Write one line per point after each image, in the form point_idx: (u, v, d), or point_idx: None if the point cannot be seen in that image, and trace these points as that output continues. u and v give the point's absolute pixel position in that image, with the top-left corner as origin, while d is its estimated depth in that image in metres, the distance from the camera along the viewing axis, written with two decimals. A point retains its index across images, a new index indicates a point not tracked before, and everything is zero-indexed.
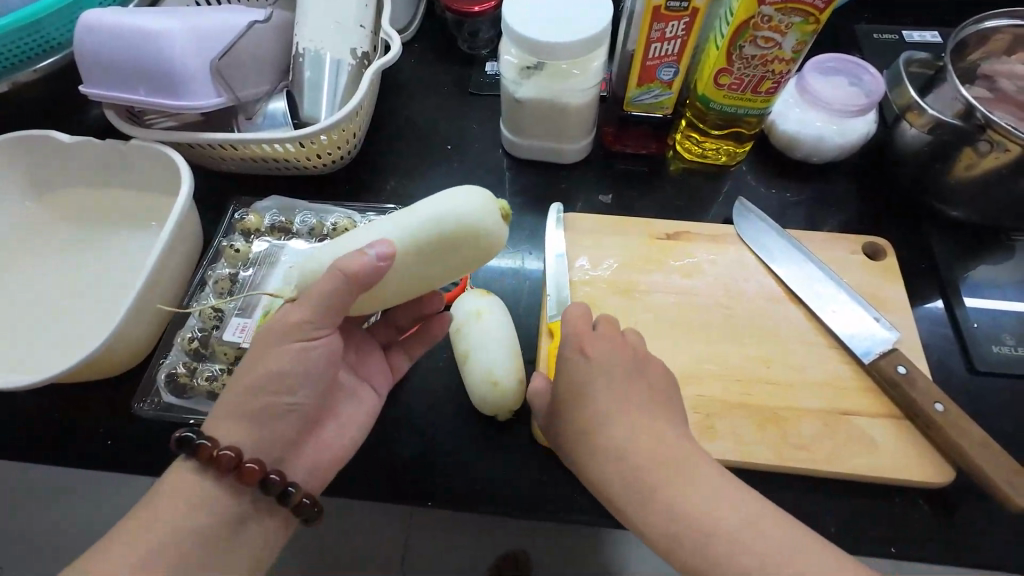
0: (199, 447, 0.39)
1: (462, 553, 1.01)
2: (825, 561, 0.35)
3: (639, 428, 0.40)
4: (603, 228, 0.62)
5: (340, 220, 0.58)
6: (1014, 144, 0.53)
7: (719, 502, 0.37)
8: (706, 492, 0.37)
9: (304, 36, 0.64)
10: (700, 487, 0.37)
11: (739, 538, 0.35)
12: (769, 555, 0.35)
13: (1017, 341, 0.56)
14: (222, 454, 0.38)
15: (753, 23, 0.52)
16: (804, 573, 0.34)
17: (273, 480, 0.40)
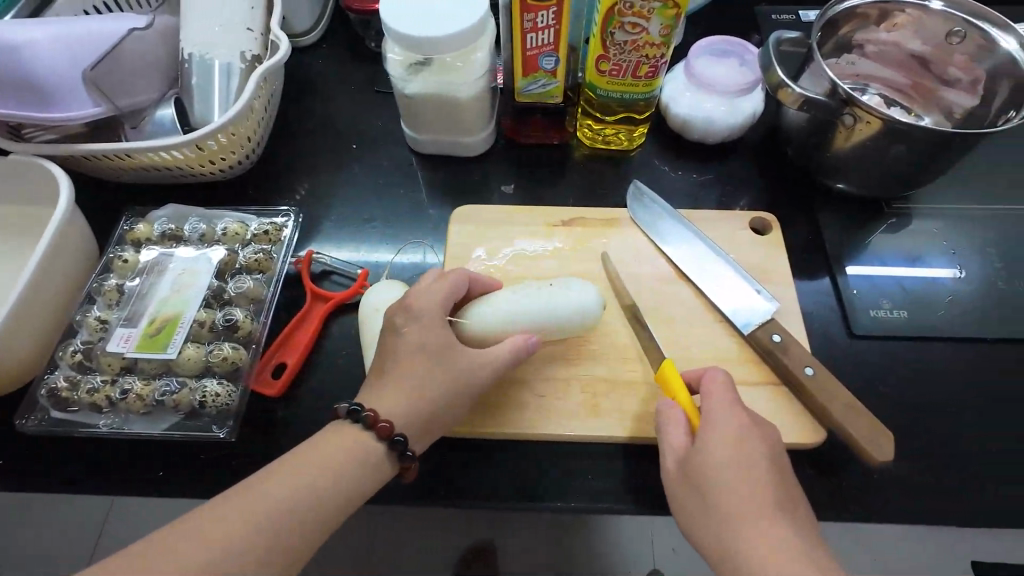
0: (370, 419, 0.45)
1: (417, 547, 1.03)
2: (813, 556, 0.38)
3: (715, 432, 0.43)
4: (500, 219, 0.64)
5: (231, 224, 0.59)
6: (872, 116, 0.55)
7: (735, 504, 0.40)
8: (749, 496, 0.40)
9: (189, 41, 0.63)
10: (751, 491, 0.40)
11: (746, 539, 0.38)
12: (769, 551, 0.38)
13: (892, 305, 0.60)
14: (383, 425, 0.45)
15: (618, 10, 0.53)
16: (791, 566, 0.37)
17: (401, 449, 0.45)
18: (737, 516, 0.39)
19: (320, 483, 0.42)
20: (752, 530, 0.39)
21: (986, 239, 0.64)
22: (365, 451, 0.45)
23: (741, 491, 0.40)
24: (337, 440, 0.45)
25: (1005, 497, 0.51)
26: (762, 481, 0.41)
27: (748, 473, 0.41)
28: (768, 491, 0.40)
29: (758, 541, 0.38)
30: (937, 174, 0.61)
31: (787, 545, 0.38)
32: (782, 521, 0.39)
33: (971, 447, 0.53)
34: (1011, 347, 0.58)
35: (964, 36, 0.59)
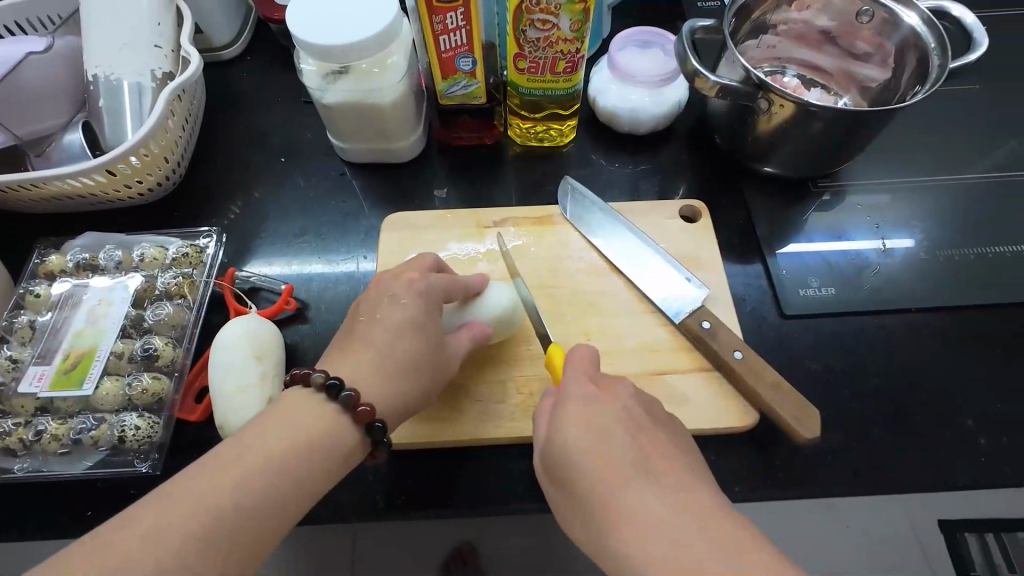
0: (351, 400, 0.42)
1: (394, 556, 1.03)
2: (683, 525, 0.34)
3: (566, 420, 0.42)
4: (430, 223, 0.65)
5: (149, 250, 0.57)
6: (785, 99, 0.56)
7: (591, 488, 0.37)
8: (602, 475, 0.38)
9: (93, 62, 0.61)
10: (602, 470, 0.38)
11: (608, 519, 0.36)
12: (632, 527, 0.35)
13: (821, 283, 0.61)
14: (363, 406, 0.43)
15: (526, 7, 0.53)
16: (652, 541, 0.34)
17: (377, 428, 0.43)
18: (598, 494, 0.37)
19: (289, 466, 0.39)
20: (614, 507, 0.36)
21: (909, 212, 0.66)
22: (337, 427, 0.42)
23: (594, 469, 0.38)
24: (314, 417, 0.42)
25: (933, 463, 0.52)
26: (615, 450, 0.38)
27: (600, 446, 0.39)
28: (621, 458, 0.38)
29: (624, 511, 0.35)
30: (855, 152, 0.62)
31: (653, 509, 0.35)
32: (645, 484, 0.36)
33: (899, 416, 0.54)
34: (935, 315, 0.59)
35: (872, 15, 0.60)
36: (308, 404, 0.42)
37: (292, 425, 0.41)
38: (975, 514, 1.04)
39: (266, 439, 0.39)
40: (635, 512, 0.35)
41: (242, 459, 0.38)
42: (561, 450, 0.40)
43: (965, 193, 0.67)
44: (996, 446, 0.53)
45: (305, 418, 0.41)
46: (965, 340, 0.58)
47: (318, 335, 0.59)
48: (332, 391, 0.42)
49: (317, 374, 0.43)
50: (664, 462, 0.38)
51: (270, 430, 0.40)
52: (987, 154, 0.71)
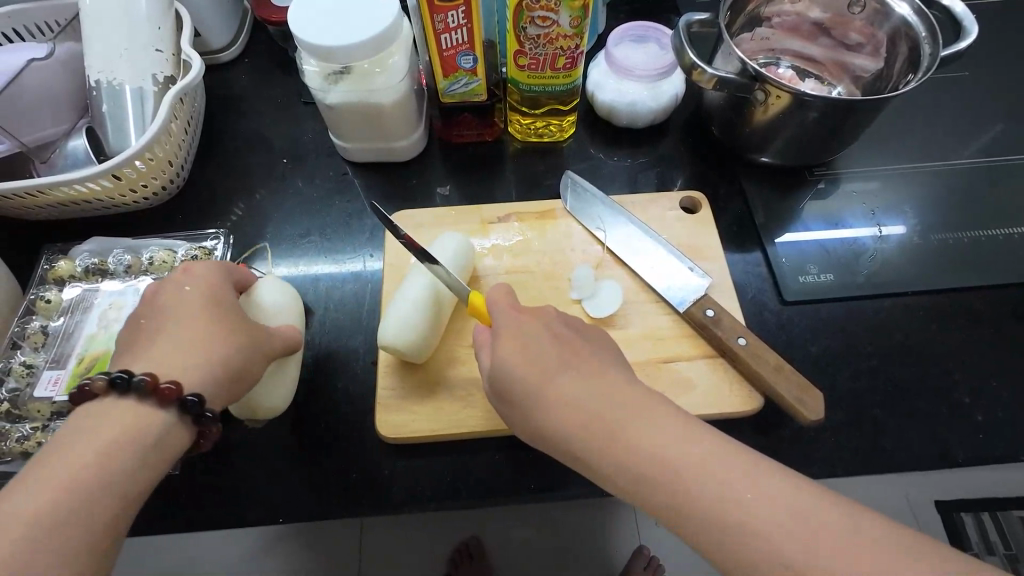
0: (143, 384, 0.38)
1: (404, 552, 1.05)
2: (652, 415, 0.38)
3: (501, 343, 0.44)
4: (432, 220, 0.65)
5: (157, 253, 0.57)
6: (780, 90, 0.58)
7: (567, 403, 0.40)
8: (567, 392, 0.40)
9: (94, 68, 0.61)
10: (558, 387, 0.41)
11: (589, 428, 0.38)
12: (607, 430, 0.38)
13: (819, 269, 0.62)
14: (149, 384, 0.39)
15: (525, 5, 0.54)
16: (625, 432, 0.37)
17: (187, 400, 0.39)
18: (536, 390, 0.41)
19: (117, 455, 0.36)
20: (547, 397, 0.40)
21: (898, 198, 0.68)
22: (149, 420, 0.38)
23: (527, 367, 0.42)
24: (120, 416, 0.38)
25: (932, 440, 0.54)
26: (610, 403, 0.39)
27: (593, 395, 0.40)
28: (609, 412, 0.39)
29: (581, 414, 0.39)
30: (847, 140, 0.63)
31: (664, 439, 0.37)
32: (572, 373, 0.41)
33: (898, 396, 0.56)
34: (929, 297, 0.61)
35: (864, 5, 0.61)
36: (108, 408, 0.38)
37: (103, 416, 0.37)
38: (969, 492, 1.08)
39: (73, 447, 0.35)
40: (564, 401, 0.40)
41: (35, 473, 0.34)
42: (537, 406, 0.41)
43: (953, 177, 0.69)
44: (992, 421, 0.54)
45: (104, 421, 0.37)
46: (959, 321, 0.60)
47: (326, 334, 0.60)
48: (120, 385, 0.38)
49: (91, 378, 0.38)
50: (597, 361, 0.43)
51: (66, 439, 0.36)
52: (975, 139, 0.72)
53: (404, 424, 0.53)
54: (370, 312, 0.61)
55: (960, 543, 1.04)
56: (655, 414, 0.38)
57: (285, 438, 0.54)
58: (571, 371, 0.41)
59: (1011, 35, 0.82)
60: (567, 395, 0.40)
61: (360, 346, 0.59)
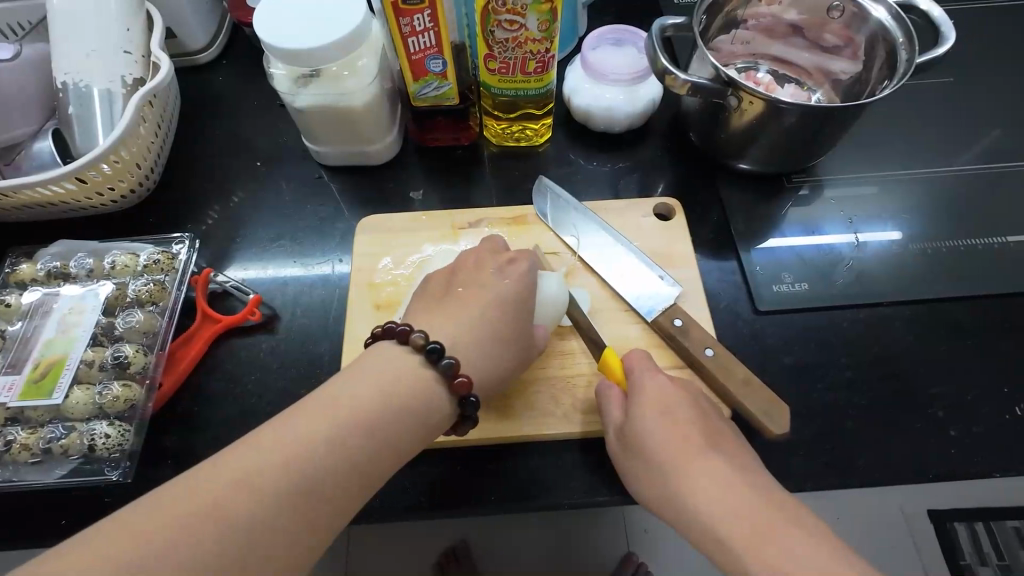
0: (449, 368, 0.44)
1: (387, 557, 1.04)
2: (761, 491, 0.40)
3: (663, 391, 0.48)
4: (402, 225, 0.64)
5: (120, 257, 0.57)
6: (754, 97, 0.57)
7: (691, 472, 0.42)
8: (683, 465, 0.42)
9: (60, 69, 0.60)
10: (677, 461, 0.43)
11: (698, 504, 0.40)
12: (711, 496, 0.40)
13: (794, 278, 0.61)
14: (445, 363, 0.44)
15: (492, 8, 0.53)
16: (740, 512, 0.39)
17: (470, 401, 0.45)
18: (667, 452, 0.44)
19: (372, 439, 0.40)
20: (680, 473, 0.42)
21: (878, 206, 0.66)
22: (431, 399, 0.44)
23: (668, 424, 0.45)
24: (413, 381, 0.43)
25: (905, 455, 0.52)
26: (685, 440, 0.44)
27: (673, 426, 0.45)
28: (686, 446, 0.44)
29: (693, 484, 0.41)
30: (822, 148, 0.62)
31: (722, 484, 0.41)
32: (711, 445, 0.44)
33: (872, 408, 0.55)
34: (908, 308, 0.60)
35: (842, 10, 0.60)
36: (410, 368, 0.44)
37: (396, 378, 0.43)
38: (963, 505, 1.06)
39: (357, 398, 0.41)
40: (701, 471, 0.42)
41: (321, 411, 0.39)
42: (639, 426, 0.46)
43: (937, 186, 0.67)
44: (966, 436, 0.53)
45: (390, 378, 0.43)
46: (937, 332, 0.58)
47: (292, 340, 0.59)
48: (432, 356, 0.44)
49: (419, 335, 0.44)
50: (711, 436, 0.45)
51: (352, 383, 0.42)
52: (961, 146, 0.71)
53: None
54: (337, 318, 0.61)
55: (953, 557, 1.02)
56: (765, 494, 0.40)
57: None
58: (704, 443, 0.44)
59: (1000, 39, 0.80)
60: (696, 463, 0.42)
61: (325, 352, 0.59)
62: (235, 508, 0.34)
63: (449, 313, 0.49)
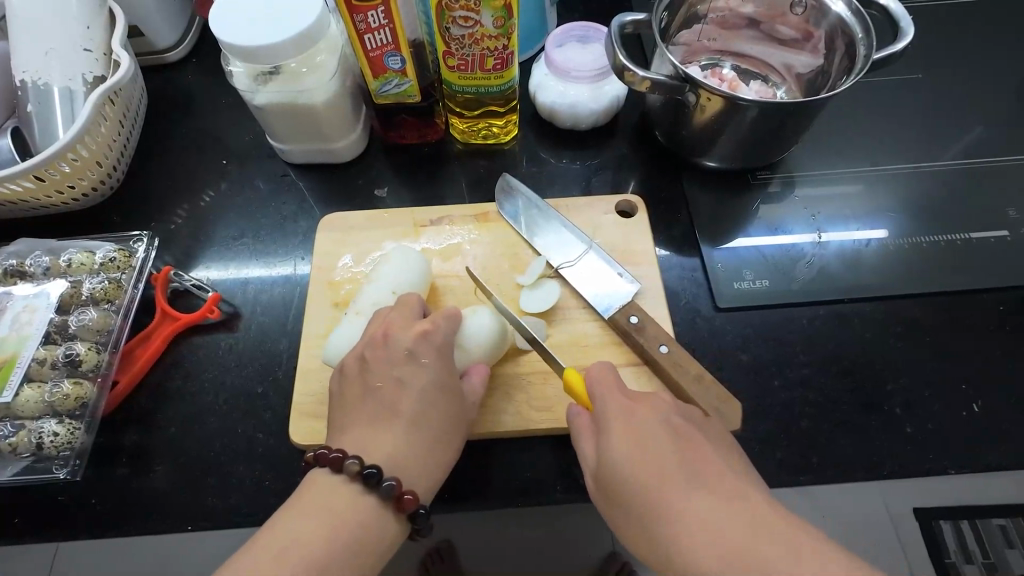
0: (357, 466, 0.42)
1: None
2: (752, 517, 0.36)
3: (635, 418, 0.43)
4: (363, 223, 0.64)
5: (76, 255, 0.56)
6: (712, 94, 0.57)
7: (686, 499, 0.37)
8: (668, 489, 0.38)
9: (18, 68, 0.60)
10: (658, 483, 0.39)
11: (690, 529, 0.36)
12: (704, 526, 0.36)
13: (755, 275, 0.61)
14: (349, 463, 0.42)
15: (445, 5, 0.53)
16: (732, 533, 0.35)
17: (389, 485, 0.42)
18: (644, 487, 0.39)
19: (321, 554, 0.39)
20: (664, 501, 0.38)
21: (845, 204, 0.66)
22: (360, 506, 0.42)
23: (648, 449, 0.41)
24: (335, 500, 0.42)
25: (863, 450, 0.52)
26: (653, 462, 0.40)
27: (643, 462, 0.40)
28: (661, 469, 0.39)
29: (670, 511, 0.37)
30: (783, 144, 0.62)
31: (709, 516, 0.36)
32: (693, 480, 0.38)
33: (828, 405, 0.54)
34: (873, 303, 0.60)
35: (804, 5, 0.60)
36: (337, 489, 0.42)
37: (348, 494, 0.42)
38: None
39: (295, 532, 0.39)
40: (685, 504, 0.37)
41: (267, 552, 0.38)
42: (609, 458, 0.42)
43: (901, 183, 0.67)
44: (922, 433, 0.53)
45: (321, 507, 0.41)
46: (896, 328, 0.58)
47: (250, 339, 0.59)
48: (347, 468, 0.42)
49: (351, 462, 0.42)
50: (701, 455, 0.40)
51: (289, 522, 0.40)
52: (933, 140, 0.71)
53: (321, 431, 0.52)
54: (297, 316, 0.60)
55: None
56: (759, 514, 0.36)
57: (202, 443, 0.54)
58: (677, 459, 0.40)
59: (972, 34, 0.80)
60: (678, 480, 0.39)
61: (284, 350, 0.59)
62: None
63: (401, 406, 0.46)
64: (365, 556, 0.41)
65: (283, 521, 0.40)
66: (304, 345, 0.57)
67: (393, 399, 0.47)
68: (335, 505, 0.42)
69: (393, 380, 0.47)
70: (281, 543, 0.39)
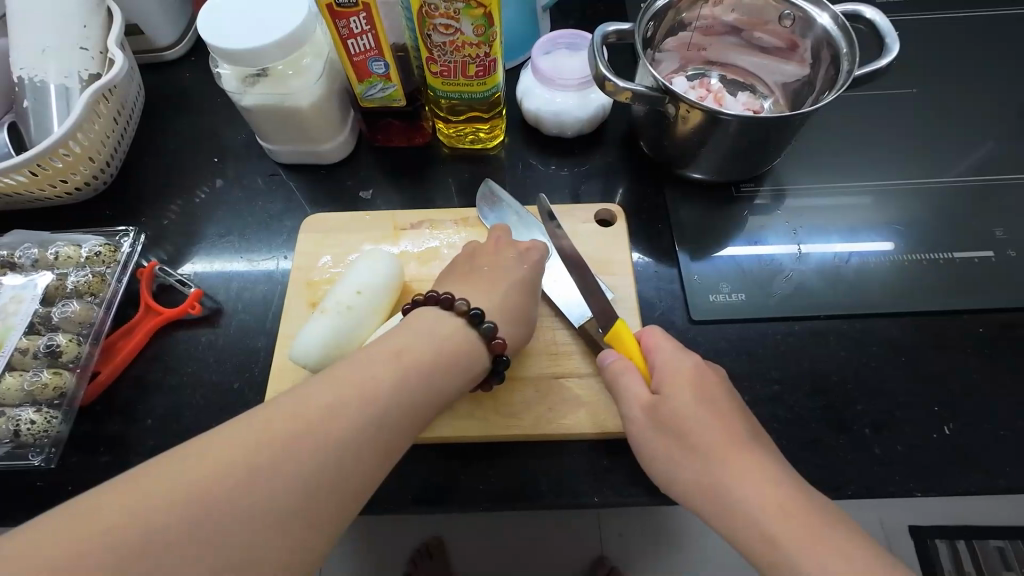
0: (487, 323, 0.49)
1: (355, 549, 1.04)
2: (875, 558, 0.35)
3: (742, 444, 0.42)
4: (347, 224, 0.65)
5: (64, 248, 0.58)
6: (692, 107, 0.57)
7: (817, 542, 0.36)
8: (787, 522, 0.37)
9: (17, 65, 0.62)
10: (771, 512, 0.38)
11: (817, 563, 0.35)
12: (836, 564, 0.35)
13: (731, 287, 0.61)
14: (463, 306, 0.49)
15: (426, 12, 0.53)
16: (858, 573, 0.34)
17: (497, 343, 0.49)
18: (764, 517, 0.38)
19: (352, 420, 0.39)
20: (786, 533, 0.37)
21: (830, 218, 0.66)
22: (425, 362, 0.45)
23: (754, 473, 0.40)
24: (400, 358, 0.44)
25: (830, 469, 0.52)
26: (766, 486, 0.39)
27: (754, 484, 0.39)
28: (761, 517, 0.38)
29: (789, 546, 0.36)
30: (765, 157, 0.62)
31: (835, 553, 0.35)
32: (814, 515, 0.37)
33: (796, 423, 0.54)
34: (850, 320, 0.59)
35: (792, 17, 0.59)
36: (415, 340, 0.46)
37: (352, 386, 0.40)
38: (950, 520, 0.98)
39: (328, 398, 0.39)
40: (815, 542, 0.36)
41: (293, 415, 0.37)
42: (717, 478, 0.40)
43: (889, 198, 0.66)
44: (891, 454, 0.52)
45: (379, 360, 0.43)
46: (872, 347, 0.58)
47: (229, 334, 0.61)
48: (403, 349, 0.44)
49: (461, 302, 0.49)
50: (800, 483, 0.40)
51: (325, 390, 0.40)
52: (926, 158, 0.70)
53: None
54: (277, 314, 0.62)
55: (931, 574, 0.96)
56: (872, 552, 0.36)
57: (176, 435, 0.55)
58: (792, 485, 0.39)
59: (972, 48, 0.79)
60: (796, 511, 0.37)
61: (261, 346, 0.60)
62: (224, 482, 0.33)
63: (501, 284, 0.54)
64: (419, 419, 0.43)
65: (317, 392, 0.39)
66: (280, 343, 0.58)
67: (493, 277, 0.55)
68: (380, 377, 0.41)
69: (498, 263, 0.56)
70: (308, 408, 0.38)
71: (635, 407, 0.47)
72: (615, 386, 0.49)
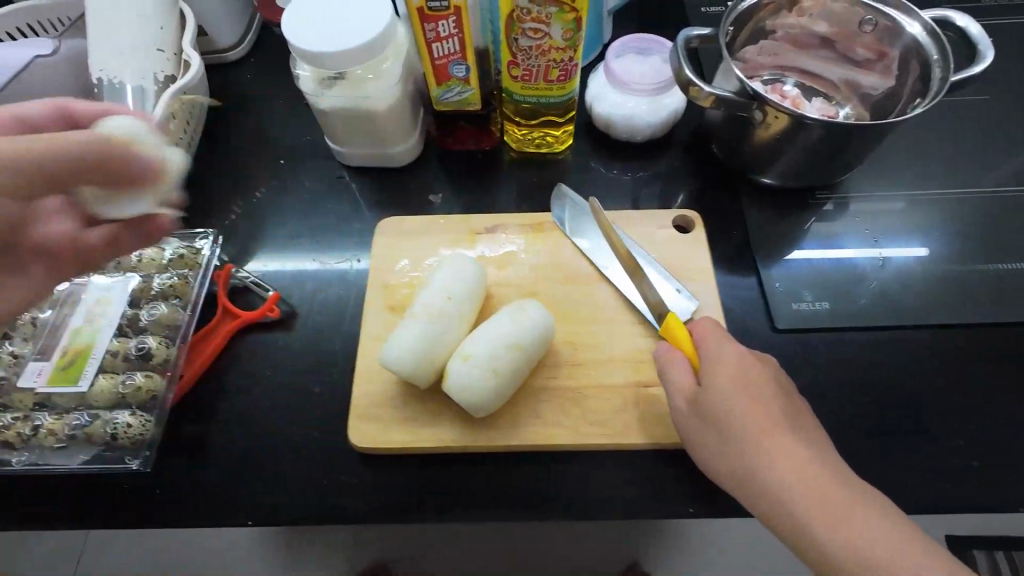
0: None
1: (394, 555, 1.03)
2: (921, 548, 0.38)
3: (781, 433, 0.43)
4: (421, 228, 0.64)
5: (147, 251, 0.58)
6: (779, 112, 0.56)
7: (866, 532, 0.39)
8: (832, 511, 0.40)
9: (95, 66, 0.62)
10: (813, 501, 0.41)
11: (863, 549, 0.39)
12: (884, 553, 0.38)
13: (814, 296, 0.60)
14: None
15: (516, 16, 0.53)
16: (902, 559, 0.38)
17: None
18: (802, 505, 0.41)
19: None
20: (831, 519, 0.40)
21: (910, 226, 0.64)
22: None
23: (791, 466, 0.42)
24: None
25: (926, 484, 0.51)
26: (804, 476, 0.41)
27: (794, 473, 0.42)
28: (798, 506, 0.41)
29: (829, 532, 0.40)
30: (846, 164, 0.61)
31: (882, 541, 0.39)
32: (858, 503, 0.40)
33: (888, 436, 0.53)
34: (936, 331, 0.58)
35: (874, 24, 0.59)
36: None
37: None
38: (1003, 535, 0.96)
39: None
40: (861, 528, 0.39)
41: None
42: (756, 468, 0.43)
43: (969, 207, 0.65)
44: (988, 469, 0.51)
45: None
46: (961, 358, 0.57)
47: (305, 337, 0.60)
48: None
49: None
50: (843, 467, 0.43)
51: None
52: (1005, 167, 0.69)
53: (374, 433, 0.52)
54: (355, 319, 0.61)
55: None
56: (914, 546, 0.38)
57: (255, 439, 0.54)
58: (829, 470, 0.42)
59: None
60: (845, 499, 0.40)
61: (338, 351, 0.59)
62: None
63: None
64: None
65: None
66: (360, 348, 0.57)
67: None
68: None
69: None
70: None
71: (682, 398, 0.48)
72: (663, 376, 0.51)
